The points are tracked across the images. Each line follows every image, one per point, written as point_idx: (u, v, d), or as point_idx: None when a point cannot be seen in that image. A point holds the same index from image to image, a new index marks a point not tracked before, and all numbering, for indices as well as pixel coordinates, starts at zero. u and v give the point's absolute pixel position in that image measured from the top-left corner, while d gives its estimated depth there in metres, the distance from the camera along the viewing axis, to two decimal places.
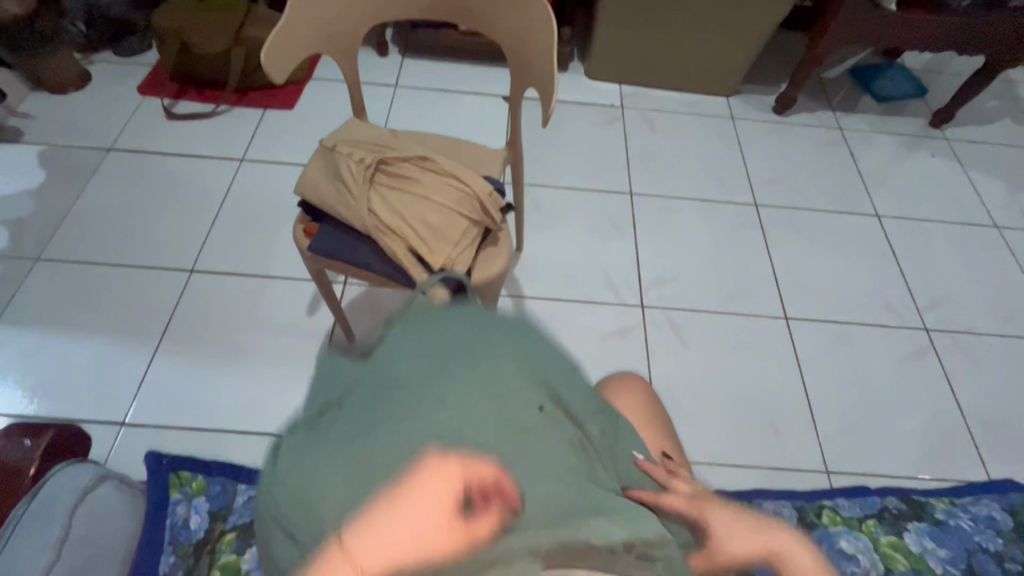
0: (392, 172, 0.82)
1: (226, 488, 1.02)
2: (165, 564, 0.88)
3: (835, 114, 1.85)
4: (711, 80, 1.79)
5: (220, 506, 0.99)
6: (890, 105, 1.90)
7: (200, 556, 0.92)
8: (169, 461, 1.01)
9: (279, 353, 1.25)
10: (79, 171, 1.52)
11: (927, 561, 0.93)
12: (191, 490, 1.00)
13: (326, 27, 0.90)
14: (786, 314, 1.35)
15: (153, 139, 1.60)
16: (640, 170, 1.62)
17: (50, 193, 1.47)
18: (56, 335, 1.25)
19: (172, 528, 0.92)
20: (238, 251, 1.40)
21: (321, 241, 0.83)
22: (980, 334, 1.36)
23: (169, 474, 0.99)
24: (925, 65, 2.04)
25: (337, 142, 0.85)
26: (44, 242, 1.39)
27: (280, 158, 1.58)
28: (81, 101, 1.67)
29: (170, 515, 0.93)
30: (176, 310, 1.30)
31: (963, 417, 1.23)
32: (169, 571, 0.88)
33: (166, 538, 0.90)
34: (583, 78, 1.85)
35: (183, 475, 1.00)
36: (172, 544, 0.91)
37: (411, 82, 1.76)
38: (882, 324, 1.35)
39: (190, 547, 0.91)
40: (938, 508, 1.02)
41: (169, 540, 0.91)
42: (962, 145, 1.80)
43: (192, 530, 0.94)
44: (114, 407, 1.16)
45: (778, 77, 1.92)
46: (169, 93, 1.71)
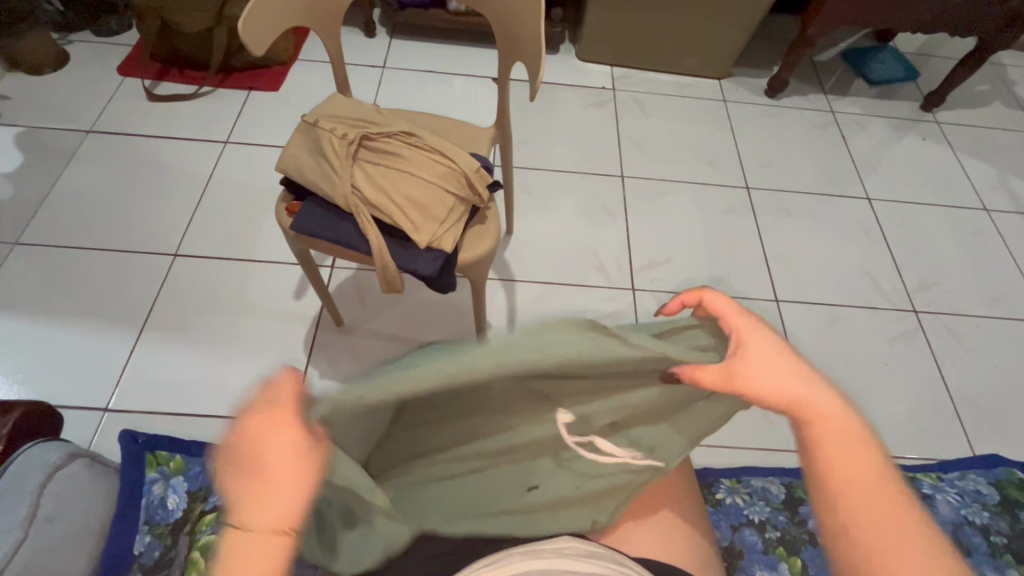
0: (376, 149, 0.80)
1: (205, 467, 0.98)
2: (141, 544, 0.88)
3: (827, 97, 1.84)
4: (703, 62, 1.78)
5: (199, 485, 0.96)
6: (882, 88, 1.89)
7: (178, 535, 0.90)
8: (144, 440, 0.98)
9: (266, 338, 1.23)
10: (57, 154, 1.48)
11: None
12: (169, 469, 0.97)
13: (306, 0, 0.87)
14: (776, 297, 1.35)
15: (133, 121, 1.56)
16: (631, 153, 1.60)
17: (27, 176, 1.44)
18: (36, 320, 1.22)
19: (148, 507, 0.92)
20: (222, 235, 1.37)
21: (304, 219, 0.80)
22: (968, 316, 1.37)
23: (145, 453, 0.97)
24: (918, 48, 2.03)
25: (318, 118, 0.82)
26: (22, 226, 1.35)
27: (265, 141, 1.55)
28: (59, 82, 1.62)
29: (146, 495, 0.93)
30: (159, 294, 1.27)
31: (950, 397, 1.24)
32: (145, 550, 0.88)
33: (142, 518, 0.90)
34: (574, 60, 1.82)
35: (160, 454, 0.98)
36: (147, 524, 0.90)
37: (399, 63, 1.73)
38: (871, 306, 1.36)
39: (167, 527, 0.90)
40: (925, 482, 1.07)
41: (146, 520, 0.91)
42: (953, 128, 1.80)
43: (170, 510, 0.92)
44: (97, 392, 1.14)
45: (770, 59, 1.90)
46: (150, 74, 1.66)
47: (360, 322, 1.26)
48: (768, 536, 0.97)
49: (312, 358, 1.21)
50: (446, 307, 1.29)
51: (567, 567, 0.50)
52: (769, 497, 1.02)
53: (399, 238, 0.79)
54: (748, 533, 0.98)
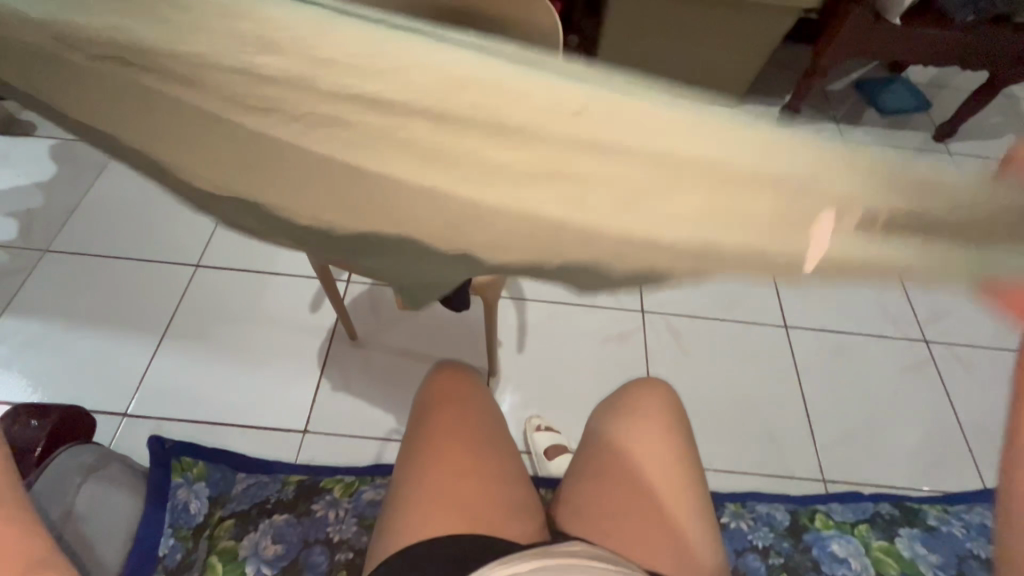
0: None
1: (227, 474, 1.04)
2: (165, 546, 0.92)
3: (839, 125, 1.86)
4: (716, 90, 1.81)
5: (220, 492, 1.01)
6: (894, 118, 1.91)
7: (198, 540, 0.96)
8: (173, 445, 1.03)
9: (281, 349, 1.26)
10: (90, 165, 1.54)
11: (917, 566, 0.99)
12: (192, 475, 1.02)
13: None
14: (785, 323, 1.36)
15: None
16: None
17: (61, 186, 1.50)
18: (62, 325, 1.26)
19: (173, 511, 0.96)
20: (242, 247, 1.42)
21: None
22: (979, 346, 1.37)
23: (173, 458, 1.02)
24: (930, 79, 2.06)
25: None
26: (53, 235, 1.41)
27: None
28: None
29: (171, 497, 0.97)
30: (182, 303, 1.32)
31: (962, 430, 1.23)
32: (168, 552, 0.92)
33: (167, 521, 0.94)
34: None
35: (185, 461, 1.03)
36: (172, 527, 0.94)
37: None
38: (881, 334, 1.36)
39: (189, 530, 0.95)
40: (930, 514, 1.06)
41: (170, 523, 0.94)
42: (966, 159, 1.81)
43: (192, 515, 0.98)
44: (118, 397, 1.18)
45: (783, 88, 1.93)
46: None
47: (373, 335, 1.29)
48: (771, 561, 0.98)
49: (326, 369, 1.23)
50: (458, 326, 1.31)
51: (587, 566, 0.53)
52: (773, 522, 1.03)
53: None
54: (751, 558, 0.99)
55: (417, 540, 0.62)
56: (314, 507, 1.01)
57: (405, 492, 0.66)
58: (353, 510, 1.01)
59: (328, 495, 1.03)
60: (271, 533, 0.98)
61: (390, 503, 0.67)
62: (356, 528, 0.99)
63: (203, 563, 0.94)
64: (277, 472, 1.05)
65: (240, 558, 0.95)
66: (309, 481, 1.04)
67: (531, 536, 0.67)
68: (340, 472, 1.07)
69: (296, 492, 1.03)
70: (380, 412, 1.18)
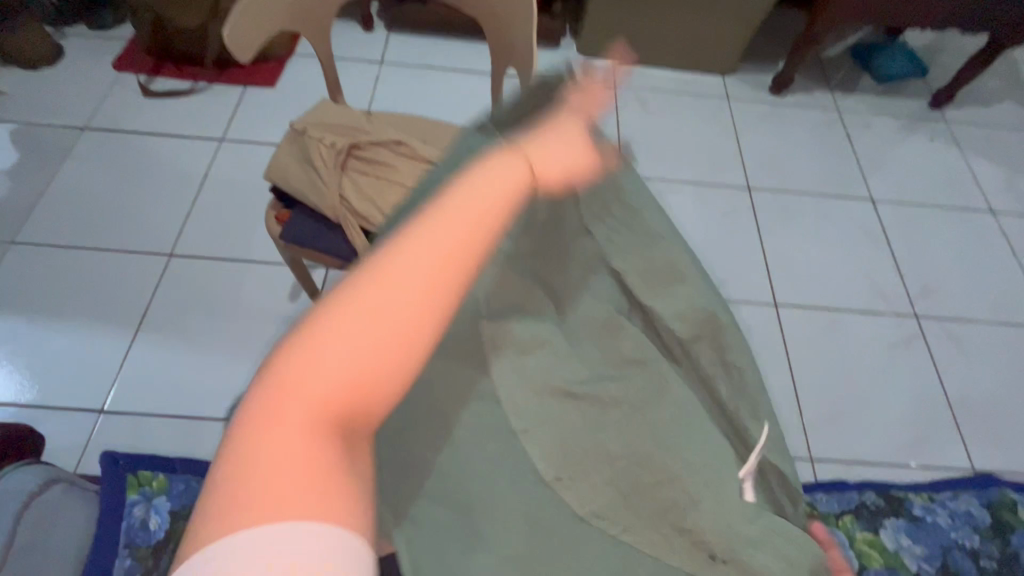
0: (363, 157, 0.79)
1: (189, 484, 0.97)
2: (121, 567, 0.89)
3: (832, 94, 1.80)
4: (706, 59, 1.75)
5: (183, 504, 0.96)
6: (890, 85, 1.85)
7: (158, 557, 0.91)
8: (125, 462, 0.98)
9: (259, 341, 1.23)
10: (53, 151, 1.47)
11: (902, 559, 1.00)
12: (151, 489, 0.97)
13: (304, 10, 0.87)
14: (775, 301, 1.34)
15: (130, 118, 1.55)
16: (632, 152, 1.58)
17: (22, 173, 1.43)
18: (30, 320, 1.22)
19: (128, 530, 0.92)
20: (216, 235, 1.37)
21: (292, 230, 0.79)
22: (969, 319, 1.35)
23: (126, 474, 0.98)
24: (927, 43, 1.99)
25: (307, 124, 0.81)
26: (17, 225, 1.35)
27: (262, 138, 1.54)
28: (54, 77, 1.61)
29: (126, 516, 0.94)
30: (155, 295, 1.27)
31: (950, 405, 1.22)
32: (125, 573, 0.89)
33: (121, 541, 0.91)
34: (576, 55, 1.79)
35: (142, 475, 0.98)
36: (128, 546, 0.91)
37: (398, 59, 1.71)
38: (871, 311, 1.34)
39: (148, 551, 0.91)
40: (916, 502, 1.07)
41: (126, 542, 0.91)
42: (961, 128, 1.76)
43: (151, 531, 0.93)
44: (93, 393, 1.15)
45: (776, 55, 1.86)
46: (146, 68, 1.65)
47: None
48: None
49: None
50: None
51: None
52: None
53: None
54: None
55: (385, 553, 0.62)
56: None
57: None
58: None
59: None
60: None
61: None
62: None
63: None
64: None
65: None
66: None
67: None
68: None
69: None
70: None
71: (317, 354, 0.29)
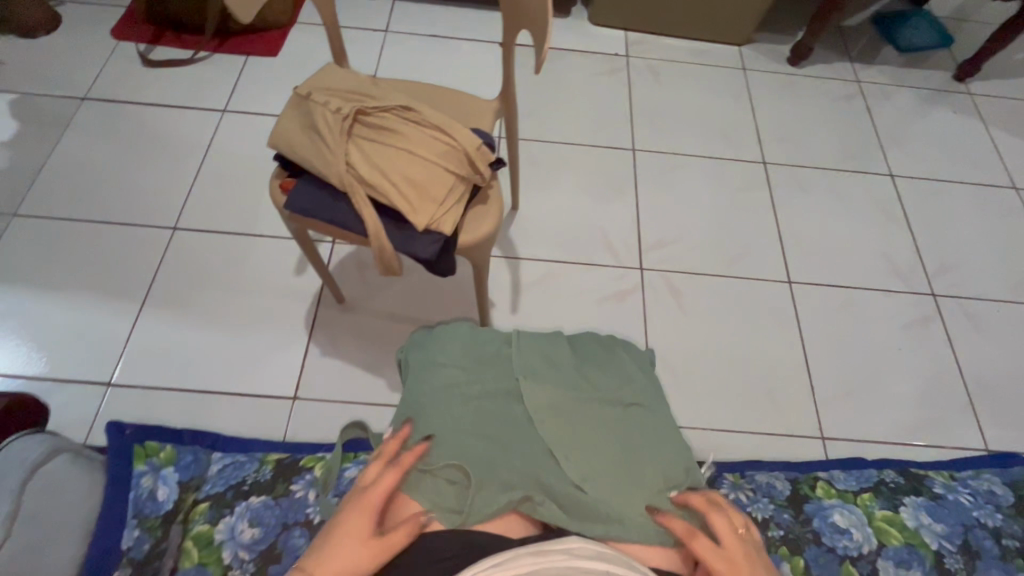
0: (371, 124, 0.76)
1: (199, 457, 1.00)
2: (129, 538, 0.87)
3: (853, 66, 1.74)
4: (722, 28, 1.68)
5: (192, 476, 0.97)
6: (913, 56, 1.78)
7: (170, 526, 0.91)
8: (133, 432, 0.99)
9: (265, 317, 1.21)
10: (53, 122, 1.44)
11: (921, 537, 0.96)
12: (158, 461, 0.98)
13: None
14: (789, 278, 1.31)
15: (130, 88, 1.51)
16: (645, 125, 1.53)
17: (22, 145, 1.40)
18: (35, 294, 1.21)
19: (137, 501, 0.91)
20: (220, 209, 1.34)
21: (297, 199, 0.76)
22: (988, 299, 1.32)
23: (134, 445, 0.98)
24: (954, 12, 1.91)
25: (312, 90, 0.78)
26: (19, 198, 1.33)
27: (265, 109, 1.50)
28: (52, 45, 1.57)
29: (134, 487, 0.93)
30: (160, 268, 1.26)
31: (965, 385, 1.20)
32: (133, 545, 0.87)
33: (130, 512, 0.90)
34: (588, 24, 1.73)
35: (150, 446, 0.99)
36: (136, 517, 0.89)
37: (403, 27, 1.65)
38: (887, 289, 1.31)
39: (158, 520, 0.91)
40: (938, 482, 1.04)
41: (134, 513, 0.90)
42: (986, 101, 1.70)
43: (159, 502, 0.92)
44: (100, 367, 1.14)
45: (795, 24, 1.79)
46: (146, 37, 1.61)
47: (361, 299, 1.24)
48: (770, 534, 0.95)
49: (314, 335, 1.19)
50: (450, 288, 1.26)
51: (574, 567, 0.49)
52: (774, 493, 1.00)
53: (397, 219, 0.75)
54: None
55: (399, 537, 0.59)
56: (294, 488, 0.97)
57: None
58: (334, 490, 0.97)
59: (308, 475, 0.99)
60: (248, 516, 0.93)
61: None
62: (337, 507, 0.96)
63: (177, 550, 0.90)
64: (253, 452, 1.02)
65: (216, 544, 0.90)
66: (286, 462, 1.00)
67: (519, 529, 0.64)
68: (321, 451, 1.04)
69: (274, 473, 0.99)
70: (369, 377, 1.15)
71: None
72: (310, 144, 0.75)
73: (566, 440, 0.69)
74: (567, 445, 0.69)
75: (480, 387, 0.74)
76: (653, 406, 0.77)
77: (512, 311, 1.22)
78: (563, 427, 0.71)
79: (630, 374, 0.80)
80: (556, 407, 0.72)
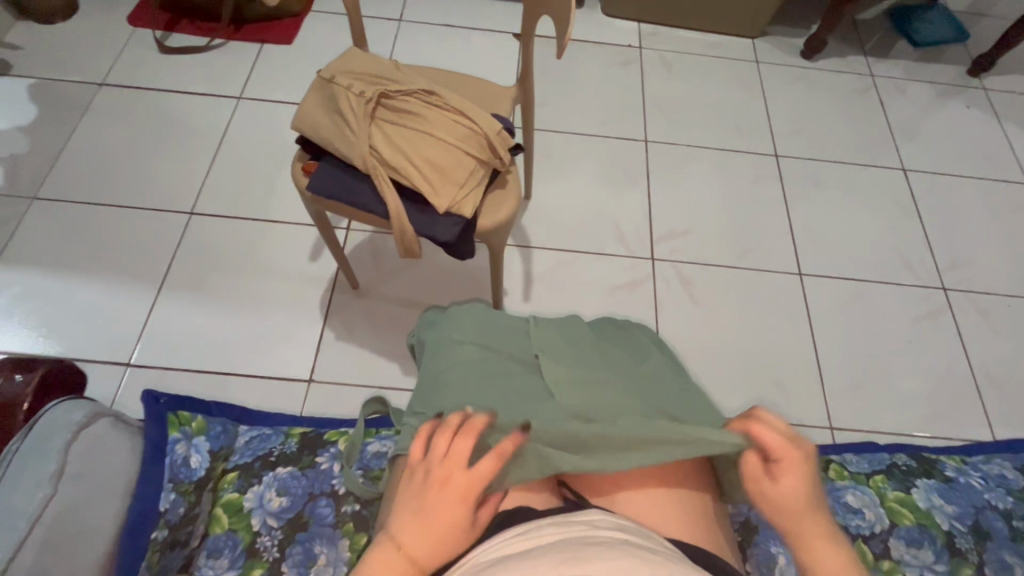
0: (394, 108, 0.77)
1: (227, 428, 1.02)
2: (166, 501, 0.87)
3: (867, 60, 1.73)
4: (736, 20, 1.68)
5: (221, 446, 0.99)
6: (927, 51, 1.78)
7: (201, 493, 0.92)
8: (167, 401, 0.98)
9: (280, 301, 1.23)
10: (72, 108, 1.46)
11: (934, 517, 0.96)
12: (191, 430, 0.98)
13: None
14: (800, 270, 1.31)
15: (147, 75, 1.53)
16: (657, 116, 1.54)
17: (42, 129, 1.42)
18: (56, 275, 1.23)
19: (172, 466, 0.91)
20: (236, 194, 1.36)
21: (319, 180, 0.77)
22: (999, 293, 1.33)
23: (168, 413, 0.97)
24: (969, 6, 1.90)
25: (336, 73, 0.79)
26: (39, 181, 1.35)
27: (280, 97, 1.51)
28: (70, 32, 1.59)
29: (170, 453, 0.92)
30: (178, 252, 1.28)
31: (974, 377, 1.21)
32: (170, 507, 0.87)
33: (166, 476, 0.89)
34: (601, 15, 1.73)
35: (183, 415, 0.98)
36: (172, 482, 0.89)
37: (417, 16, 1.66)
38: (898, 282, 1.32)
39: (191, 486, 0.91)
40: (949, 466, 1.03)
41: (170, 478, 0.89)
42: (1001, 96, 1.69)
43: (193, 469, 0.93)
44: (120, 348, 1.16)
45: (809, 18, 1.79)
46: (162, 24, 1.62)
47: (376, 285, 1.25)
48: None
49: (329, 320, 1.21)
50: (463, 275, 1.28)
51: (598, 538, 0.50)
52: None
53: (418, 202, 0.77)
54: None
55: None
56: (319, 460, 1.00)
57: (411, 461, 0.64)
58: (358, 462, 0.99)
59: (333, 448, 1.02)
60: (276, 485, 0.96)
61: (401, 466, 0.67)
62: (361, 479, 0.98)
63: (208, 516, 0.93)
64: (278, 426, 1.04)
65: (245, 512, 0.93)
66: (311, 434, 1.03)
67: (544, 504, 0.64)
68: (344, 425, 1.07)
69: (300, 445, 1.02)
70: (383, 362, 1.17)
71: (396, 556, 0.47)
72: (333, 126, 0.76)
73: (586, 398, 0.71)
74: (590, 403, 0.70)
75: (499, 357, 0.76)
76: (670, 376, 0.79)
77: (525, 299, 1.23)
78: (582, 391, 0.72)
79: (645, 351, 0.83)
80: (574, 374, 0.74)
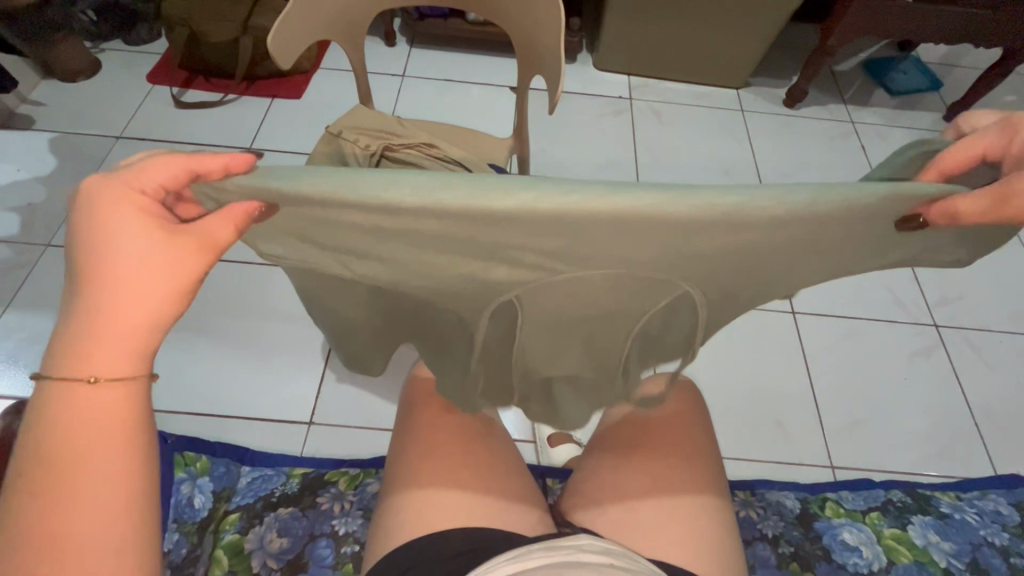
0: (396, 159, 0.83)
1: (230, 469, 1.03)
2: (170, 541, 0.94)
3: (847, 107, 1.82)
4: (721, 72, 1.78)
5: (224, 486, 1.01)
6: (904, 98, 1.87)
7: (203, 534, 0.96)
8: (174, 440, 1.04)
9: (279, 339, 1.21)
10: (89, 159, 1.53)
11: (930, 554, 1.00)
12: (196, 470, 1.02)
13: (342, 25, 0.91)
14: (793, 309, 1.33)
15: (162, 128, 1.61)
16: (649, 162, 1.61)
17: (59, 179, 1.48)
18: None
19: (177, 506, 0.97)
20: None
21: None
22: (991, 330, 1.35)
23: (174, 454, 1.02)
24: (941, 58, 2.01)
25: (342, 128, 0.85)
26: (54, 227, 1.40)
27: (289, 147, 1.59)
28: (92, 89, 1.68)
29: (175, 493, 0.98)
30: None
31: (972, 412, 1.21)
32: (173, 547, 0.94)
33: (171, 516, 0.96)
34: (593, 69, 1.83)
35: (188, 455, 1.03)
36: (176, 522, 0.96)
37: (419, 72, 1.76)
38: (891, 319, 1.34)
39: (194, 525, 0.96)
40: (943, 501, 1.07)
41: (174, 518, 0.96)
42: None
43: (196, 509, 0.98)
44: None
45: (790, 69, 1.89)
46: (178, 81, 1.71)
47: None
48: (781, 551, 0.99)
49: (329, 361, 1.19)
50: None
51: (582, 562, 0.52)
52: (783, 511, 1.04)
53: None
54: (761, 547, 1.00)
55: (422, 532, 0.61)
56: (320, 500, 1.01)
57: (403, 489, 0.65)
58: (358, 502, 1.01)
59: (333, 488, 1.02)
60: (277, 527, 0.97)
61: (384, 503, 0.66)
62: (361, 520, 0.99)
63: (209, 558, 0.94)
64: (280, 465, 1.05)
65: (245, 553, 0.95)
66: (313, 474, 1.03)
67: (539, 524, 0.67)
68: (345, 465, 1.05)
69: (301, 485, 1.02)
70: (385, 403, 1.14)
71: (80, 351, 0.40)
72: None
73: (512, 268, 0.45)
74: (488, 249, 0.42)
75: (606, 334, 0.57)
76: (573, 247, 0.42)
77: None
78: (844, 223, 0.43)
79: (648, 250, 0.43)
80: (820, 234, 0.45)
